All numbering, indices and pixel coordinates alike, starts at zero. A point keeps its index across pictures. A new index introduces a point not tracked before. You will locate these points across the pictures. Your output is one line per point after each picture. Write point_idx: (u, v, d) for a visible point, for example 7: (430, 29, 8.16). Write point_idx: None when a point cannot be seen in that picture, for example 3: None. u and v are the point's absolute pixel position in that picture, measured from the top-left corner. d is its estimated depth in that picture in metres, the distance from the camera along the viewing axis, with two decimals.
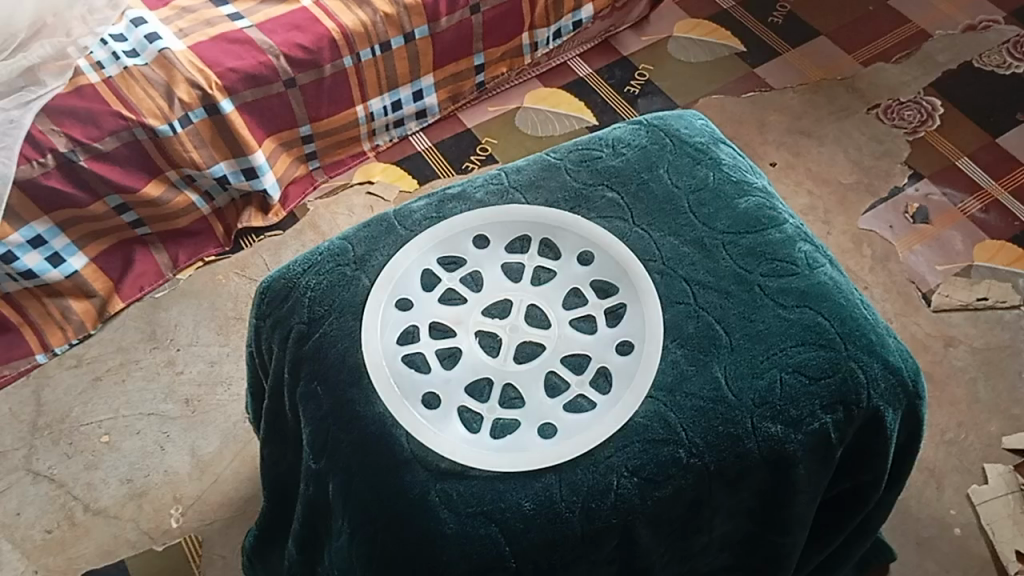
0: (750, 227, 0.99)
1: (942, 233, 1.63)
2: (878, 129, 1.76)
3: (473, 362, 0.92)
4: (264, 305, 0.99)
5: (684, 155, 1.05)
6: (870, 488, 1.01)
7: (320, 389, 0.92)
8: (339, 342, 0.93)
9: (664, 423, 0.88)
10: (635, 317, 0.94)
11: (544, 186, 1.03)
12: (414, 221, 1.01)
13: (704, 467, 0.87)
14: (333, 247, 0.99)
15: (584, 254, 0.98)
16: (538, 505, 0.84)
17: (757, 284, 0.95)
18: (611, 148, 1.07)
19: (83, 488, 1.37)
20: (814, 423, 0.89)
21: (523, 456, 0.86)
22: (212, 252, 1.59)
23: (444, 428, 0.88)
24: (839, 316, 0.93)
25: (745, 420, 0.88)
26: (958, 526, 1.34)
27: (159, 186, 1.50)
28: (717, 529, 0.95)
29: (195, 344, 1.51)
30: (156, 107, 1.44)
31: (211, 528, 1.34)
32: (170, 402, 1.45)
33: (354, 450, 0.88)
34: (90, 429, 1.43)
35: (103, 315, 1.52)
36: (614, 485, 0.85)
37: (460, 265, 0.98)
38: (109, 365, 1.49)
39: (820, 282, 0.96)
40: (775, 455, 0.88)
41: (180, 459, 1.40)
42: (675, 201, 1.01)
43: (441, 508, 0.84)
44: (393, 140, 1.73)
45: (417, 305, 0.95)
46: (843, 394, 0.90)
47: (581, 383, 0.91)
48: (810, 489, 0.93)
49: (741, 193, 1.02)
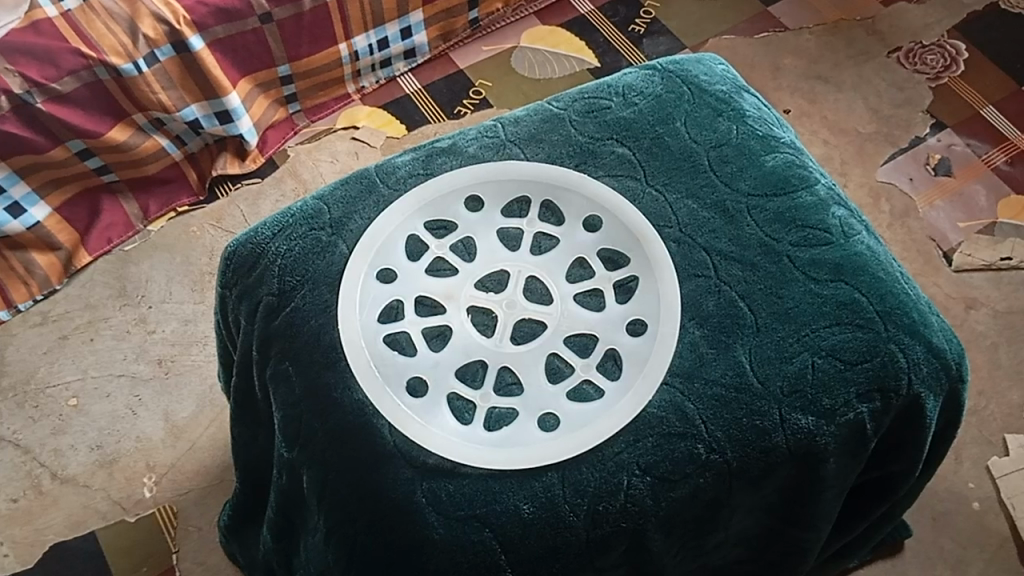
0: (778, 188, 0.88)
1: (964, 187, 1.51)
2: (899, 74, 1.63)
3: (465, 344, 0.81)
4: (229, 273, 0.87)
5: (704, 105, 0.93)
6: (901, 477, 0.92)
7: (293, 370, 0.81)
8: (314, 318, 0.82)
9: (681, 414, 0.77)
10: (648, 292, 0.83)
11: (546, 140, 0.91)
12: (399, 179, 0.89)
13: (725, 464, 0.77)
14: (306, 207, 0.87)
15: (591, 219, 0.87)
16: (538, 508, 0.74)
17: (786, 254, 0.84)
18: (621, 96, 0.94)
19: (50, 455, 1.27)
20: (849, 413, 0.79)
21: (522, 453, 0.76)
22: (186, 201, 1.47)
23: (432, 419, 0.78)
24: (878, 292, 0.83)
25: (773, 411, 0.78)
26: (976, 501, 1.26)
27: (125, 130, 1.37)
28: (734, 526, 0.85)
29: (168, 302, 1.40)
30: (119, 45, 1.31)
31: (185, 498, 1.24)
32: (141, 363, 1.35)
33: (330, 442, 0.78)
34: (57, 391, 1.32)
35: (69, 269, 1.41)
36: (624, 485, 0.75)
37: (449, 230, 0.86)
38: (78, 322, 1.38)
39: (857, 252, 0.85)
40: (805, 450, 0.79)
41: (153, 425, 1.30)
42: (694, 157, 0.89)
43: (428, 510, 0.74)
44: (380, 82, 1.59)
45: (401, 278, 0.84)
46: (881, 380, 0.80)
47: (587, 368, 0.80)
48: (836, 484, 0.84)
49: (767, 149, 0.90)
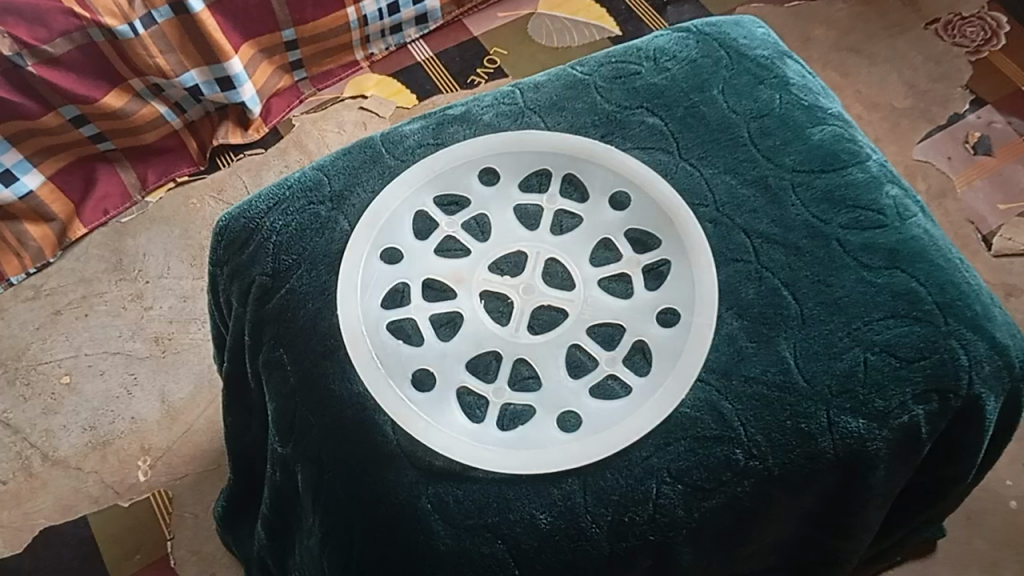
0: (826, 164, 0.79)
1: (1004, 167, 1.42)
2: (937, 47, 1.53)
3: (477, 333, 0.73)
4: (220, 250, 0.79)
5: (744, 72, 0.85)
6: (951, 482, 0.84)
7: (287, 359, 0.73)
8: (310, 301, 0.74)
9: (717, 416, 0.69)
10: (681, 278, 0.75)
11: (569, 108, 0.83)
12: (406, 150, 0.81)
13: (765, 471, 0.69)
14: (304, 178, 0.79)
15: (618, 196, 0.79)
16: (556, 518, 0.67)
17: (835, 237, 0.76)
18: (652, 61, 0.86)
19: (42, 435, 1.21)
20: (903, 416, 0.71)
21: (538, 455, 0.68)
22: (185, 171, 1.38)
23: (440, 417, 0.70)
24: (937, 281, 0.75)
25: (819, 414, 0.70)
26: (1014, 499, 1.16)
27: (121, 96, 1.29)
28: (769, 536, 0.77)
29: (165, 277, 1.32)
30: (113, 5, 1.22)
31: (180, 483, 1.17)
32: (137, 341, 1.27)
33: (327, 439, 0.70)
34: (49, 368, 1.25)
35: (63, 242, 1.33)
36: (652, 493, 0.67)
37: (461, 206, 0.78)
38: (71, 297, 1.30)
39: (914, 237, 0.77)
40: (853, 456, 0.71)
41: (148, 406, 1.23)
42: (732, 129, 0.81)
43: (435, 518, 0.66)
44: (390, 49, 1.50)
45: (407, 258, 0.76)
46: (939, 380, 0.72)
47: (612, 361, 0.72)
48: (883, 493, 0.76)
49: (814, 121, 0.82)
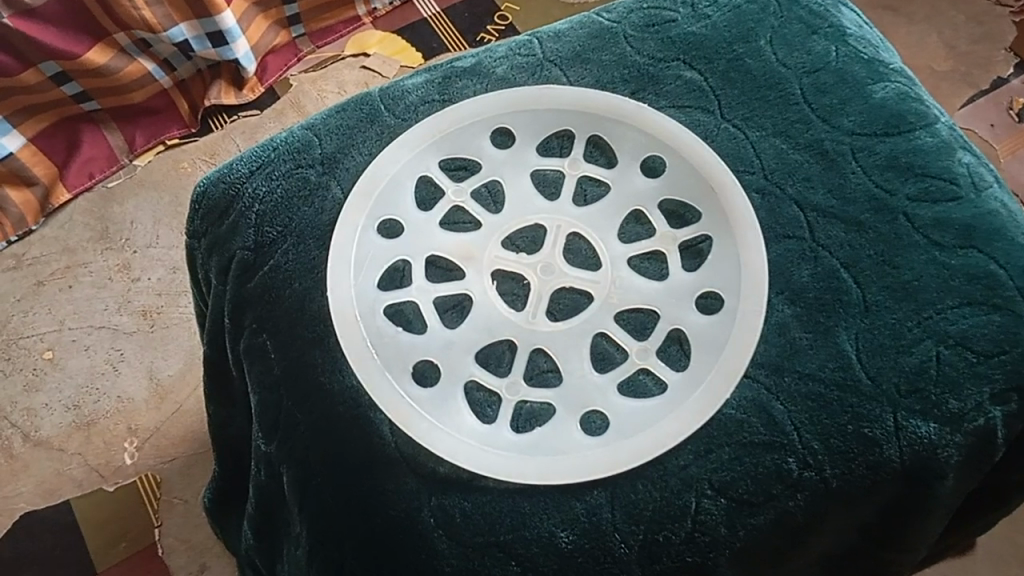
0: (891, 126, 0.69)
1: None
2: (978, 6, 1.38)
3: (489, 318, 0.63)
4: (198, 219, 0.69)
5: (794, 20, 0.74)
6: (1017, 487, 0.74)
7: (271, 346, 0.64)
8: (299, 280, 0.64)
9: (768, 419, 0.60)
10: (725, 257, 0.65)
11: (595, 60, 0.72)
12: (407, 106, 0.70)
13: (822, 483, 0.60)
14: (292, 137, 0.69)
15: (651, 161, 0.68)
16: (580, 537, 0.57)
17: (901, 211, 0.66)
18: (689, 7, 0.75)
19: (23, 414, 1.10)
20: (980, 418, 0.61)
21: (559, 462, 0.59)
22: (176, 133, 1.26)
23: (445, 416, 0.61)
24: (1018, 263, 0.65)
25: (885, 416, 0.60)
26: None
27: (105, 52, 1.16)
28: (819, 552, 0.67)
29: (153, 247, 1.20)
30: None
31: (170, 468, 1.07)
32: (124, 315, 1.16)
33: (316, 438, 0.61)
34: (31, 343, 1.14)
35: (46, 208, 1.22)
36: (691, 509, 0.58)
37: (470, 172, 0.68)
38: (54, 267, 1.19)
39: (991, 211, 0.66)
40: (923, 466, 0.61)
41: (134, 383, 1.12)
42: (782, 85, 0.70)
43: (437, 535, 0.57)
44: (393, 3, 1.36)
45: (409, 231, 0.66)
46: (1021, 377, 0.62)
47: (644, 353, 0.63)
48: (948, 502, 0.67)
49: (875, 76, 0.71)
